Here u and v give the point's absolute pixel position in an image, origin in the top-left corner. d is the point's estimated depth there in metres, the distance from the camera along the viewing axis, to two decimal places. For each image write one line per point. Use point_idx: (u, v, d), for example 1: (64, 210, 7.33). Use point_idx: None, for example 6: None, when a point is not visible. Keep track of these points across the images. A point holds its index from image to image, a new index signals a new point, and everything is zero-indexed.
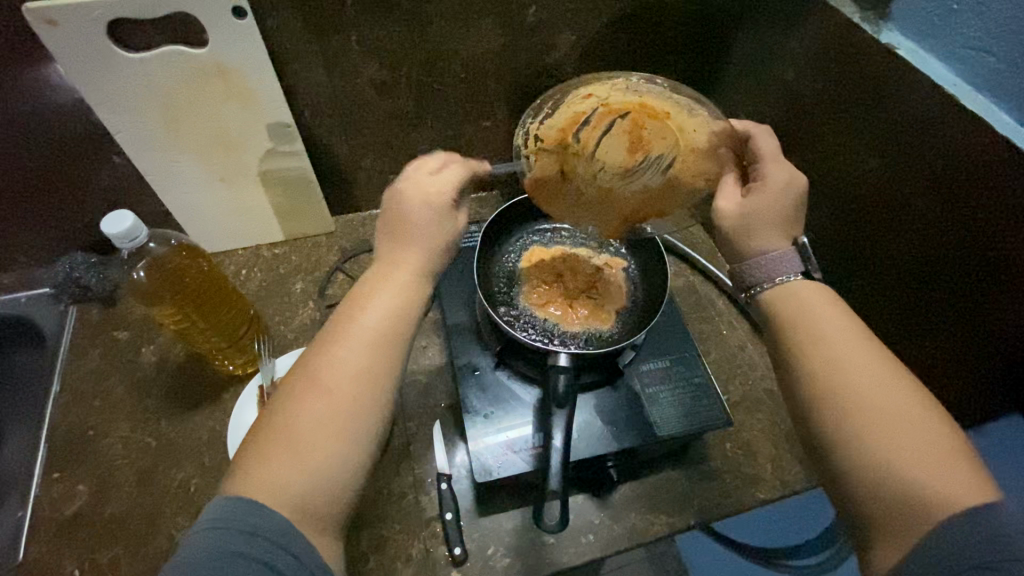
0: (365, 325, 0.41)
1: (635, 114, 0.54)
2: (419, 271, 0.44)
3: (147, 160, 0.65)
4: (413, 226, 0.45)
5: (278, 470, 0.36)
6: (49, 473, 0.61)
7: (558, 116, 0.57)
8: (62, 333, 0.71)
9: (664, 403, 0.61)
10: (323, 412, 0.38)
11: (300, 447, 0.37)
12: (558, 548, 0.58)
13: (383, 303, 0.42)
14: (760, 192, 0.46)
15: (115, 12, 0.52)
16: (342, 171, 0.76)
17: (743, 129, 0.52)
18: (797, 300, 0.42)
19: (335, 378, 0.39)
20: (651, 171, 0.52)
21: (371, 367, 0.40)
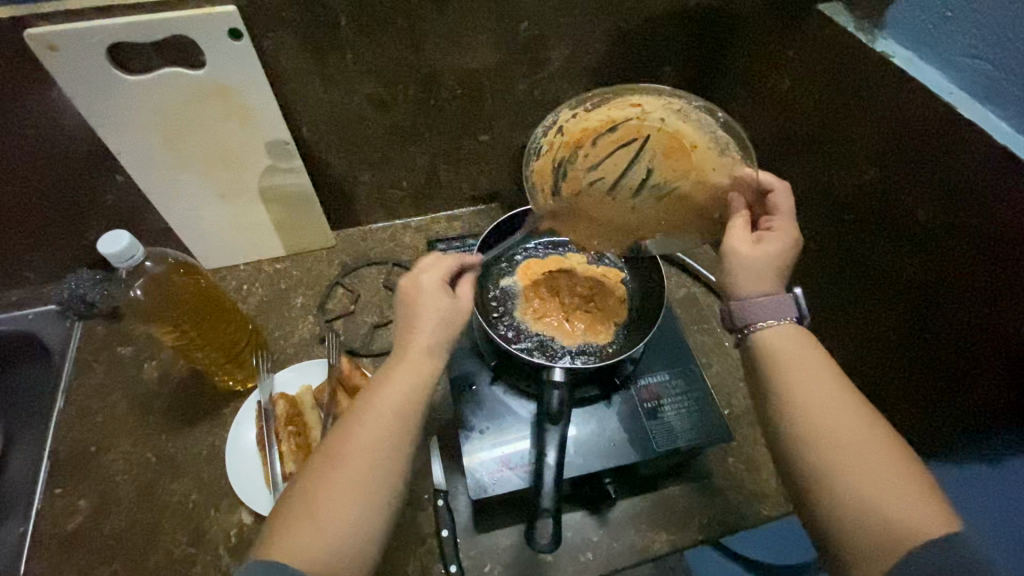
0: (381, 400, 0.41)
1: (656, 139, 0.52)
2: (430, 349, 0.45)
3: (149, 179, 0.66)
4: (423, 302, 0.46)
5: (297, 541, 0.36)
6: (52, 489, 0.62)
7: (588, 118, 0.55)
8: (67, 349, 0.72)
9: (662, 417, 0.60)
10: (344, 487, 0.38)
11: (320, 523, 0.36)
12: (556, 566, 0.57)
13: (400, 382, 0.42)
14: (770, 241, 0.47)
15: (115, 36, 0.53)
16: (342, 187, 0.77)
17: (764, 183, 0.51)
18: (784, 351, 0.43)
19: (354, 454, 0.39)
20: (648, 194, 0.50)
21: (389, 444, 0.40)
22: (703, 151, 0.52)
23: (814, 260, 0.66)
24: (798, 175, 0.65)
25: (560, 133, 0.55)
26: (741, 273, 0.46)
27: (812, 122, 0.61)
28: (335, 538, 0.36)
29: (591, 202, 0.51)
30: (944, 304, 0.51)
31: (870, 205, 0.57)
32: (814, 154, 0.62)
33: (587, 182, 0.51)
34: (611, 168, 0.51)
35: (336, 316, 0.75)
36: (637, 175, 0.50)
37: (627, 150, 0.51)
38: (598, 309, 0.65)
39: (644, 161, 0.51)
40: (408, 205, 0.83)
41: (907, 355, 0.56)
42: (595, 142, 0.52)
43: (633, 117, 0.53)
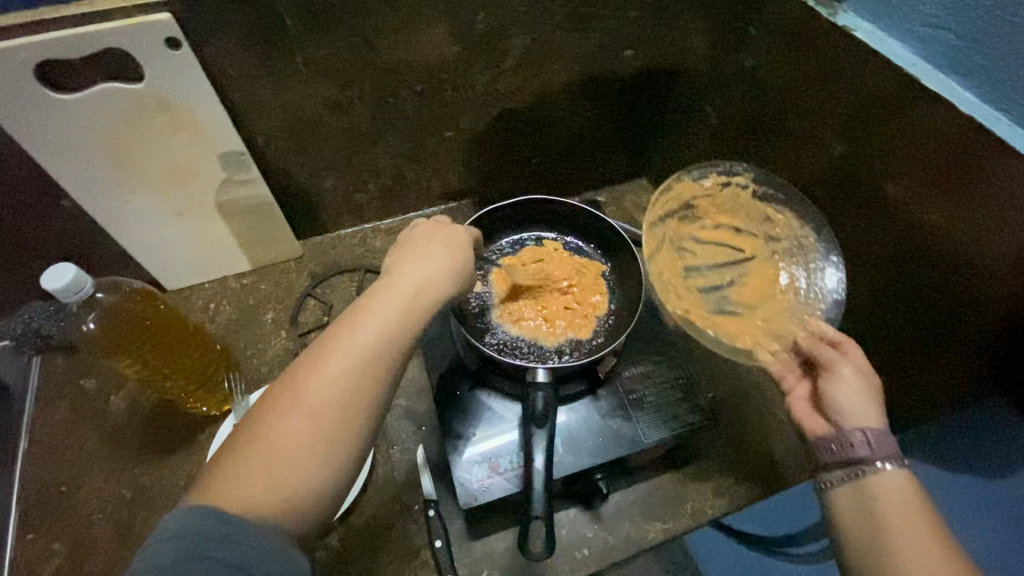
0: (358, 341, 0.36)
1: (758, 265, 0.57)
2: (418, 299, 0.40)
3: (97, 202, 0.62)
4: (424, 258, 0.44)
5: (250, 480, 0.32)
6: (23, 535, 0.59)
7: (753, 204, 0.61)
8: (27, 387, 0.68)
9: (649, 408, 0.60)
10: (306, 428, 0.33)
11: (280, 467, 0.32)
12: (553, 566, 0.57)
13: (383, 320, 0.38)
14: (848, 382, 0.46)
15: (41, 53, 0.49)
16: (305, 194, 0.74)
17: (834, 335, 0.48)
18: (867, 487, 0.41)
19: (319, 392, 0.34)
20: (720, 275, 0.57)
21: (358, 389, 0.35)
22: (786, 298, 0.55)
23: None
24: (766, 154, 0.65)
25: (694, 189, 0.62)
26: (853, 401, 0.45)
27: (777, 99, 0.60)
28: (293, 482, 0.32)
29: (672, 267, 0.59)
30: (917, 271, 0.51)
31: (840, 178, 0.56)
32: (781, 131, 0.61)
33: (679, 262, 0.59)
34: (705, 255, 0.59)
35: (311, 329, 0.73)
36: (720, 276, 0.57)
37: (732, 253, 0.59)
38: (576, 309, 0.63)
39: (735, 274, 0.57)
40: (377, 208, 0.81)
41: (882, 326, 0.56)
42: (714, 229, 0.60)
43: (752, 239, 0.59)
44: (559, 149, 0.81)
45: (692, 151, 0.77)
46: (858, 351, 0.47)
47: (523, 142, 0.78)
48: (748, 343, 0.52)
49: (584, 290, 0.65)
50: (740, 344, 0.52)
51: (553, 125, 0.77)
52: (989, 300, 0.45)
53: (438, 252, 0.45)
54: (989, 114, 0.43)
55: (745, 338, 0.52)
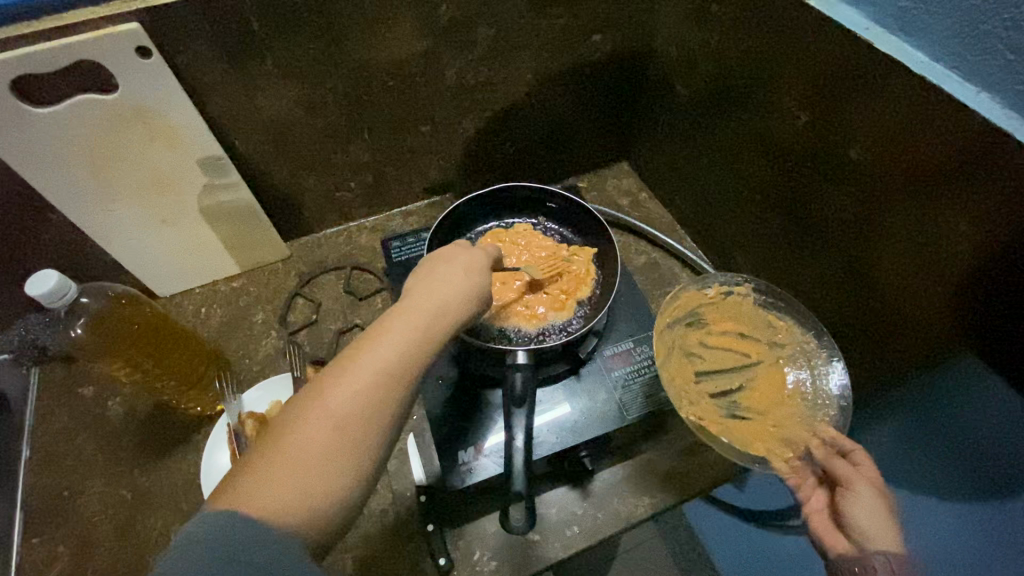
0: (378, 365, 0.35)
1: (766, 370, 0.59)
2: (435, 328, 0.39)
3: (81, 212, 0.63)
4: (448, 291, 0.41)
5: (265, 500, 0.30)
6: (28, 539, 0.60)
7: (754, 310, 0.63)
8: (28, 397, 0.70)
9: (630, 385, 0.61)
10: (329, 446, 0.32)
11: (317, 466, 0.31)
12: (544, 544, 0.58)
13: (405, 331, 0.37)
14: (867, 500, 0.47)
15: (15, 68, 0.50)
16: (287, 195, 0.75)
17: (847, 445, 0.50)
18: None
19: (345, 408, 0.33)
20: (729, 380, 0.59)
21: (385, 405, 0.34)
22: (796, 404, 0.56)
23: (762, 209, 0.66)
24: (737, 130, 0.65)
25: (698, 301, 0.64)
26: (872, 521, 0.46)
27: (744, 74, 0.61)
28: (312, 500, 0.30)
29: (684, 374, 0.59)
30: (889, 238, 0.51)
31: (810, 149, 0.56)
32: (751, 107, 0.62)
33: (688, 366, 0.60)
34: (715, 359, 0.60)
35: (300, 327, 0.74)
36: (729, 381, 0.58)
37: (740, 357, 0.60)
38: (553, 298, 0.64)
39: (743, 379, 0.58)
40: (360, 205, 0.82)
41: (858, 294, 0.57)
42: (722, 334, 0.62)
43: (765, 348, 0.60)
44: (536, 138, 0.82)
45: (667, 131, 0.78)
46: (869, 463, 0.49)
47: (499, 133, 0.79)
48: (762, 448, 0.52)
49: (559, 275, 0.65)
50: (754, 449, 0.52)
51: (527, 113, 0.78)
52: (960, 262, 0.45)
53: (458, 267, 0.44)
54: (940, 72, 0.43)
55: (758, 444, 0.52)
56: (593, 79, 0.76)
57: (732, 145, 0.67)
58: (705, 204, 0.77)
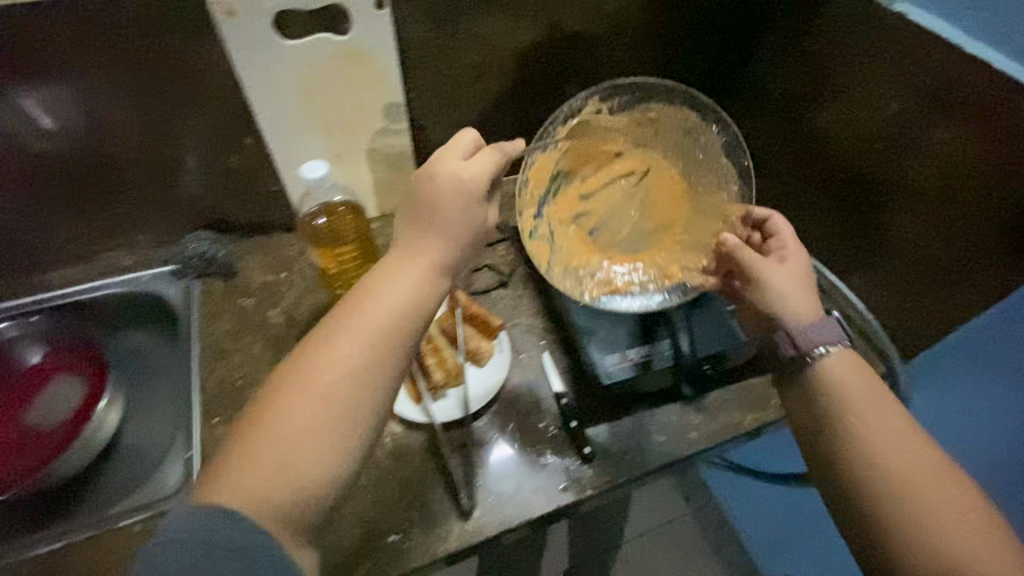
0: (380, 308, 0.44)
1: (656, 177, 0.79)
2: (420, 275, 0.47)
3: (278, 137, 0.72)
4: (427, 222, 0.49)
5: (261, 465, 0.39)
6: (210, 419, 0.67)
7: (651, 151, 0.79)
8: (191, 303, 0.78)
9: (740, 314, 0.72)
10: (339, 401, 0.41)
11: (321, 431, 0.41)
12: (670, 444, 0.68)
13: (404, 281, 0.46)
14: (786, 264, 0.59)
15: (281, 3, 0.61)
16: (431, 148, 0.86)
17: (763, 215, 0.66)
18: (856, 396, 0.50)
19: (336, 365, 0.42)
20: (626, 195, 0.78)
21: (387, 353, 0.44)
22: (686, 208, 0.77)
23: (843, 184, 0.79)
24: (826, 118, 0.78)
25: (608, 131, 0.78)
26: (784, 288, 0.57)
27: (839, 68, 0.73)
28: (304, 465, 0.40)
29: (563, 215, 0.77)
30: (963, 194, 0.64)
31: (894, 133, 0.70)
32: (841, 97, 0.75)
33: (574, 208, 0.78)
34: (599, 197, 0.78)
35: None
36: (622, 209, 0.77)
37: (625, 177, 0.79)
38: (542, 163, 0.76)
39: (639, 186, 0.78)
40: None
41: (929, 243, 0.70)
42: (597, 174, 0.78)
43: (628, 156, 0.79)
44: None
45: (749, 126, 0.92)
46: (783, 228, 0.62)
47: None
48: (672, 251, 0.75)
49: (587, 145, 0.77)
50: (670, 271, 0.73)
51: None
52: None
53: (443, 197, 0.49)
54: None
55: (666, 245, 0.75)
56: (695, 75, 0.90)
57: (814, 131, 0.80)
58: (776, 188, 0.90)
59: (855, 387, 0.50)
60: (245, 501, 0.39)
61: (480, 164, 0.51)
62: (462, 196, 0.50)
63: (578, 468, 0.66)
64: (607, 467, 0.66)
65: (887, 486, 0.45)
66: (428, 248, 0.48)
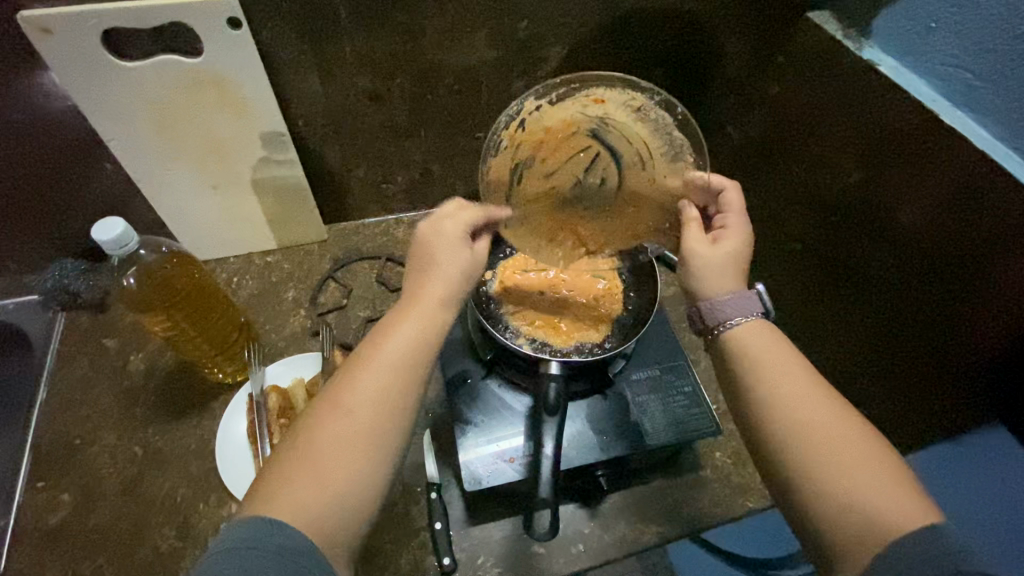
0: (388, 349, 0.41)
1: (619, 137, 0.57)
2: (442, 302, 0.45)
3: (140, 166, 0.65)
4: (438, 258, 0.47)
5: (301, 492, 0.35)
6: (34, 482, 0.60)
7: (627, 129, 0.57)
8: (50, 340, 0.71)
9: (652, 410, 0.61)
10: (352, 432, 0.38)
11: (328, 467, 0.36)
12: (549, 558, 0.58)
13: (412, 326, 0.43)
14: (720, 238, 0.51)
15: (108, 21, 0.53)
16: (335, 179, 0.77)
17: (717, 180, 0.55)
18: (756, 346, 0.44)
19: (359, 397, 0.39)
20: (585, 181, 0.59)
21: (399, 384, 0.40)
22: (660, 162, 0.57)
23: (812, 272, 0.67)
24: (791, 196, 0.67)
25: (569, 119, 0.57)
26: (711, 269, 0.49)
27: (803, 120, 0.62)
28: (346, 489, 0.36)
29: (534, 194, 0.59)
30: (934, 299, 0.52)
31: (855, 206, 0.58)
32: (807, 173, 0.64)
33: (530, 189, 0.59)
34: (553, 167, 0.59)
35: (329, 310, 0.75)
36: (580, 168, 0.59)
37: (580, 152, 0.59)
38: (498, 172, 0.57)
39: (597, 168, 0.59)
40: (401, 200, 0.83)
41: (899, 357, 0.57)
42: (546, 148, 0.58)
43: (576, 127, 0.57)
44: None
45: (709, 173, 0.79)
46: (734, 196, 0.53)
47: None
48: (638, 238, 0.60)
49: (551, 125, 0.57)
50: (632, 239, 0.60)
51: None
52: (996, 338, 0.47)
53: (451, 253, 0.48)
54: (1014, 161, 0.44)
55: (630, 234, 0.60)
56: None
57: (776, 187, 0.69)
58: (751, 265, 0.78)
59: (767, 347, 0.44)
60: (290, 517, 0.34)
61: (450, 253, 0.48)
62: (460, 247, 0.48)
63: None
64: None
65: (810, 461, 0.38)
66: (442, 276, 0.46)
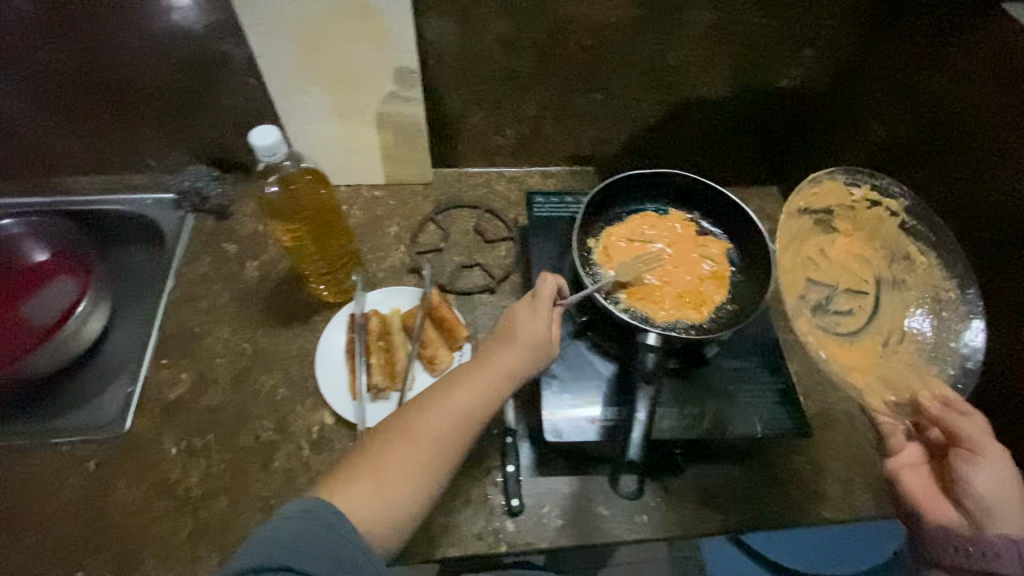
0: (455, 406, 0.49)
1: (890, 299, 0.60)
2: (509, 376, 0.52)
3: (280, 86, 0.68)
4: (518, 332, 0.54)
5: (359, 494, 0.44)
6: (159, 359, 0.67)
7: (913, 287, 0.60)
8: (180, 236, 0.77)
9: (742, 403, 0.59)
10: (410, 465, 0.46)
11: (385, 482, 0.45)
12: (612, 522, 0.59)
13: (479, 390, 0.50)
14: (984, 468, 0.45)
15: None
16: (450, 124, 0.78)
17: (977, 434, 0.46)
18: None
19: (423, 438, 0.47)
20: (832, 295, 0.61)
21: (456, 438, 0.48)
22: (908, 352, 0.57)
23: None
24: (937, 205, 0.62)
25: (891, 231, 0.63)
26: (998, 493, 0.44)
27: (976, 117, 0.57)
28: (393, 503, 0.45)
29: (849, 248, 0.64)
30: None
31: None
32: (973, 175, 0.58)
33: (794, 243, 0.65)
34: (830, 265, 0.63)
35: (426, 250, 0.78)
36: (847, 297, 0.61)
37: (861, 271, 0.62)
38: (826, 192, 0.65)
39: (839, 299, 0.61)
40: (508, 155, 0.84)
41: None
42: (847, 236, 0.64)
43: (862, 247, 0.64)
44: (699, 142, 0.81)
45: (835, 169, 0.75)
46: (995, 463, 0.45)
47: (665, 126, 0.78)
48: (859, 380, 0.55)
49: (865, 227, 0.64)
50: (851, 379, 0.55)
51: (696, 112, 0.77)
52: None
53: (533, 329, 0.54)
54: None
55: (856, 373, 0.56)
56: (779, 97, 0.74)
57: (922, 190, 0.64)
58: None
59: None
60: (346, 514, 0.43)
61: (536, 325, 0.54)
62: (543, 326, 0.54)
63: (497, 517, 0.58)
64: (531, 525, 0.58)
65: None
66: (514, 347, 0.53)
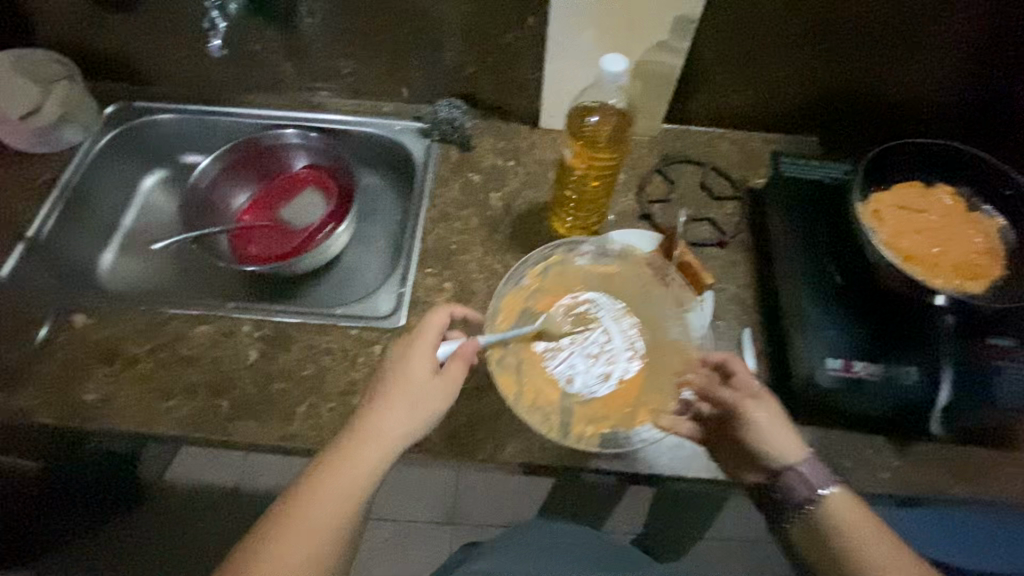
0: (354, 462, 0.50)
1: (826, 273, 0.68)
2: (399, 437, 0.52)
3: (562, 25, 0.72)
4: (409, 366, 0.54)
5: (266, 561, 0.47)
6: (423, 267, 0.74)
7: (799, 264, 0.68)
8: (428, 161, 0.84)
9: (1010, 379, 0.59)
10: (317, 518, 0.48)
11: (301, 554, 0.48)
12: (856, 473, 0.61)
13: (365, 443, 0.51)
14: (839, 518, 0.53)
15: None
16: (696, 77, 0.81)
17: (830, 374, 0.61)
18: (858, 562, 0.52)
19: (319, 510, 0.49)
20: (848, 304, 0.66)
21: (356, 483, 0.50)
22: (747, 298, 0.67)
23: None
24: None
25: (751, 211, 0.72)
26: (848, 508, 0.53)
27: None
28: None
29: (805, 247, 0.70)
30: None
31: None
32: None
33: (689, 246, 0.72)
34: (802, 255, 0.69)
35: (656, 200, 0.81)
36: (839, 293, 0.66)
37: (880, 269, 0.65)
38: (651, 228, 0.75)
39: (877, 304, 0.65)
40: (739, 116, 0.86)
41: None
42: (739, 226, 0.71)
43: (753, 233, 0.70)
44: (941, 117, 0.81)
45: None
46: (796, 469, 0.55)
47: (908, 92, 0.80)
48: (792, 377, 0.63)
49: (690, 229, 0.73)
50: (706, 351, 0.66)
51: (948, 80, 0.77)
52: None
53: (419, 356, 0.54)
54: None
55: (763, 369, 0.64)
56: None
57: None
58: None
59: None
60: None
61: (415, 351, 0.54)
62: (420, 374, 0.54)
63: None
64: None
65: None
66: (405, 403, 0.53)
